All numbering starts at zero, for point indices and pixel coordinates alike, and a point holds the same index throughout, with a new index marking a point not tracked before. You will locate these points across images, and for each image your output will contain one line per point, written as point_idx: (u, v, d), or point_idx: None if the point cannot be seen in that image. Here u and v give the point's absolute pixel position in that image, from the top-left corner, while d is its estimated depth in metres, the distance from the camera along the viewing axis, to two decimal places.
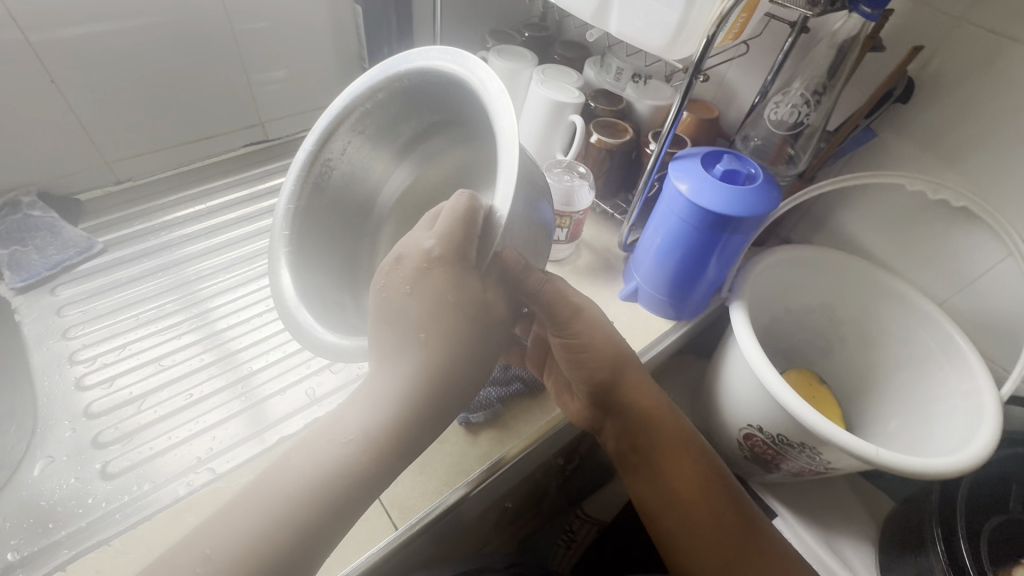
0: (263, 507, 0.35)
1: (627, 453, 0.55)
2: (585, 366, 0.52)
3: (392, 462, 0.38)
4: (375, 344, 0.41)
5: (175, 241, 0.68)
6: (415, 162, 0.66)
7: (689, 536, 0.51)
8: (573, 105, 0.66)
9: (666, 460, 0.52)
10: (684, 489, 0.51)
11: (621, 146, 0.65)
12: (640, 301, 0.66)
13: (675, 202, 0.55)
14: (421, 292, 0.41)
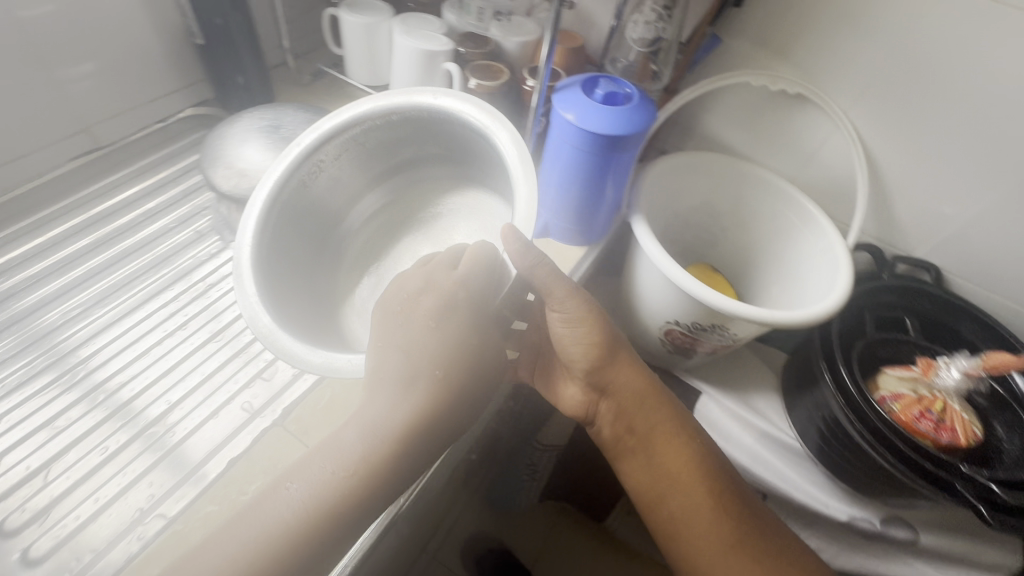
0: (265, 528, 0.37)
1: (618, 442, 0.57)
2: (585, 362, 0.53)
3: (375, 504, 0.41)
4: (377, 369, 0.43)
5: (20, 286, 0.57)
6: (384, 190, 0.67)
7: (680, 522, 0.54)
8: (444, 52, 0.64)
9: (657, 452, 0.55)
10: (675, 478, 0.54)
11: (501, 87, 0.65)
12: (552, 235, 0.69)
13: (567, 134, 0.57)
14: (432, 339, 0.46)
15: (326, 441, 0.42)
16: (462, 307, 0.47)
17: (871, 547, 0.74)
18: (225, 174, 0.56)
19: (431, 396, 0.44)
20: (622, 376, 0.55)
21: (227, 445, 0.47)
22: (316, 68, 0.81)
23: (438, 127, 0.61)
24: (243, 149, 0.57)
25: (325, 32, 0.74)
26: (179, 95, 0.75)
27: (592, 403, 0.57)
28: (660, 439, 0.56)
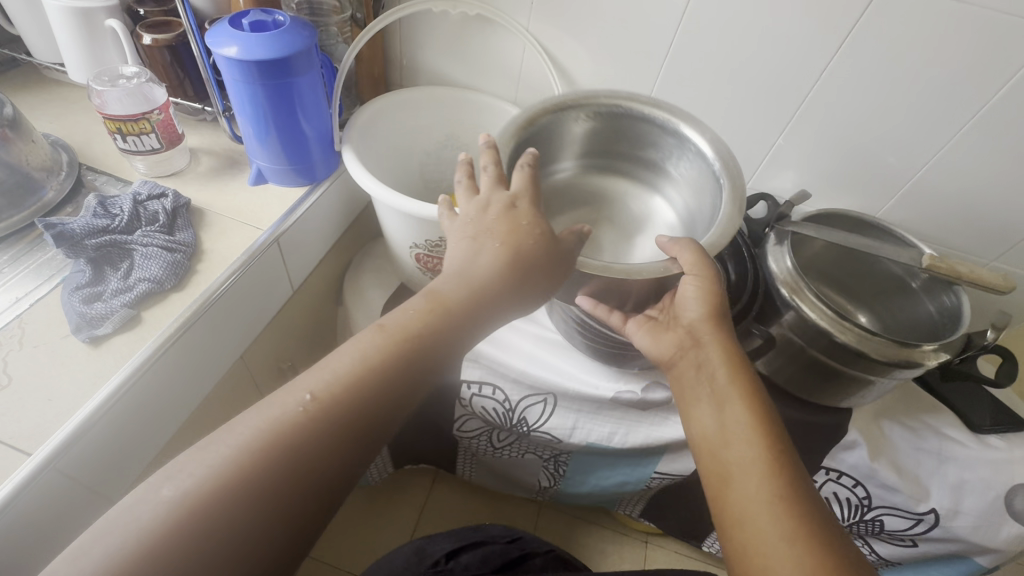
0: (272, 421, 0.34)
1: (688, 395, 0.51)
2: (697, 318, 0.54)
3: (379, 440, 0.38)
4: (465, 235, 0.46)
5: None
6: (583, 165, 0.77)
7: (731, 492, 0.44)
8: (103, 8, 0.62)
9: (729, 415, 0.48)
10: (734, 441, 0.46)
11: (179, 39, 0.64)
12: (271, 181, 0.69)
13: (226, 67, 0.58)
14: (489, 236, 0.45)
15: (391, 310, 0.41)
16: (523, 226, 0.46)
17: (645, 413, 0.83)
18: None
19: (491, 267, 0.44)
20: (707, 324, 0.53)
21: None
22: (6, 57, 0.75)
23: (629, 130, 0.71)
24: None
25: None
26: None
27: (677, 352, 0.54)
28: (741, 404, 0.48)
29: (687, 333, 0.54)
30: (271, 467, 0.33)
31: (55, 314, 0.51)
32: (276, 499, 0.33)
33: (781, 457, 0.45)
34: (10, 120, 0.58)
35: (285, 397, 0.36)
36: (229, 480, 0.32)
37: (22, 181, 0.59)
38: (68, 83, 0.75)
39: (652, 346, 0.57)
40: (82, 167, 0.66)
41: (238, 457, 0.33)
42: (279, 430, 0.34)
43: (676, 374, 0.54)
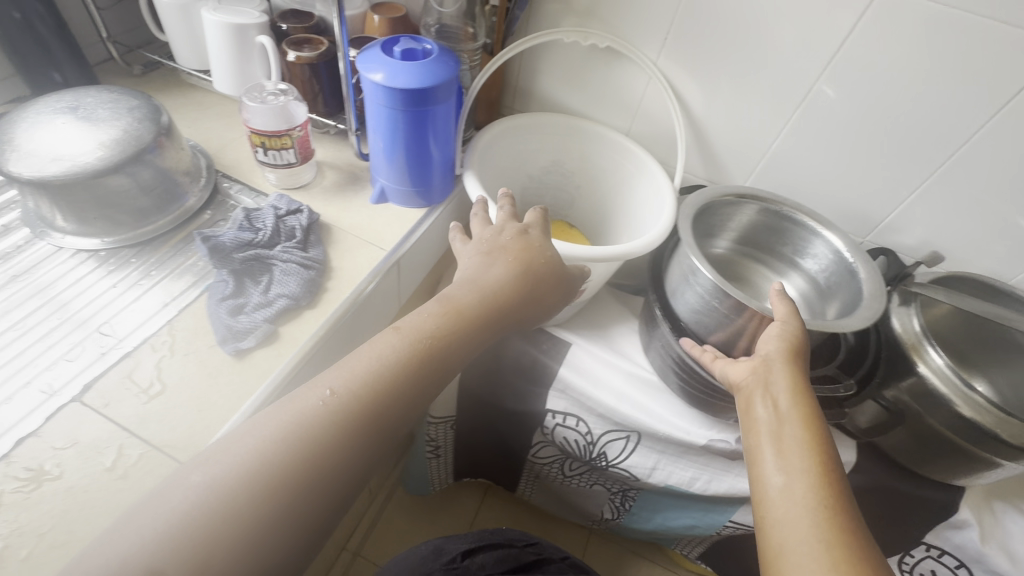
0: (292, 417, 0.38)
1: (754, 419, 0.49)
2: (775, 352, 0.52)
3: (393, 438, 0.42)
4: (479, 259, 0.54)
5: None
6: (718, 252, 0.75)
7: (779, 521, 0.41)
8: (256, 26, 0.64)
9: (787, 442, 0.45)
10: (789, 470, 0.43)
11: (320, 58, 0.66)
12: (392, 200, 0.70)
13: (374, 92, 0.59)
14: (504, 258, 0.54)
15: (409, 316, 0.47)
16: (534, 247, 0.56)
17: (734, 463, 0.80)
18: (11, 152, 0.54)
19: (500, 278, 0.52)
20: (778, 358, 0.52)
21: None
22: (148, 59, 0.79)
23: (771, 225, 0.69)
24: (30, 128, 0.56)
25: (144, 19, 0.72)
26: None
27: (758, 382, 0.52)
28: (802, 435, 0.45)
29: (762, 364, 0.53)
30: (302, 452, 0.37)
31: (201, 324, 0.53)
32: (309, 478, 0.37)
33: (840, 493, 0.42)
34: (156, 131, 0.60)
35: (310, 391, 0.40)
36: (264, 465, 0.36)
37: (170, 189, 0.62)
38: (203, 88, 0.78)
39: (732, 370, 0.57)
40: (219, 175, 0.69)
41: (260, 452, 0.36)
42: (309, 417, 0.38)
43: (744, 401, 0.52)
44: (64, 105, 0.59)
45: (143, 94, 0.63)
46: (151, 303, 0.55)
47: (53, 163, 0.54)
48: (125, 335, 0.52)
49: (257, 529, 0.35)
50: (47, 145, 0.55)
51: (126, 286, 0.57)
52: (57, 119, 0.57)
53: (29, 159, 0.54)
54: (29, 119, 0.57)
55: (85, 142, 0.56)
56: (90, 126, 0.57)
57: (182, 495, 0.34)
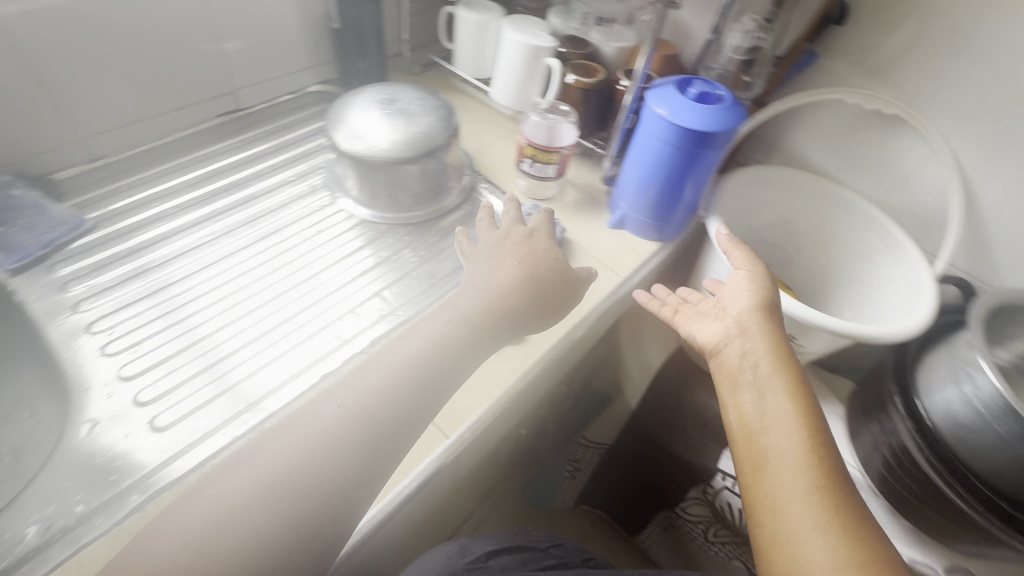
0: (283, 450, 0.38)
1: (737, 370, 0.51)
2: (765, 336, 0.52)
3: (402, 443, 0.42)
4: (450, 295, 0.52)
5: (165, 214, 0.65)
6: None
7: (789, 529, 0.40)
8: (548, 49, 0.70)
9: (774, 402, 0.47)
10: (781, 433, 0.45)
11: (595, 85, 0.70)
12: (627, 228, 0.71)
13: (658, 128, 0.61)
14: (529, 235, 0.59)
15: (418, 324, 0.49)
16: (542, 252, 0.56)
17: None
18: (339, 131, 0.64)
19: (517, 274, 0.53)
20: (753, 314, 0.54)
21: (199, 329, 0.54)
22: (427, 60, 0.88)
23: None
24: (354, 112, 0.65)
25: (441, 29, 0.81)
26: (308, 73, 0.84)
27: (721, 345, 0.54)
28: (788, 387, 0.48)
29: (735, 325, 0.54)
30: (325, 427, 0.39)
31: None
32: (344, 446, 0.39)
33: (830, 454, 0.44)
34: (448, 131, 0.67)
35: (312, 417, 0.40)
36: (303, 448, 0.38)
37: (441, 182, 0.70)
38: (467, 92, 0.86)
39: (699, 327, 0.57)
40: (477, 175, 0.75)
41: (274, 477, 0.36)
42: (318, 431, 0.39)
43: (719, 353, 0.54)
44: (378, 95, 0.67)
45: (441, 95, 0.71)
46: (421, 283, 0.62)
47: (371, 146, 0.63)
48: (401, 306, 0.59)
49: (308, 495, 0.37)
50: (368, 130, 0.63)
51: (399, 262, 0.64)
52: (375, 108, 0.65)
53: (354, 140, 0.63)
54: (353, 104, 0.66)
55: (396, 132, 0.64)
56: (400, 119, 0.65)
57: (239, 478, 0.37)
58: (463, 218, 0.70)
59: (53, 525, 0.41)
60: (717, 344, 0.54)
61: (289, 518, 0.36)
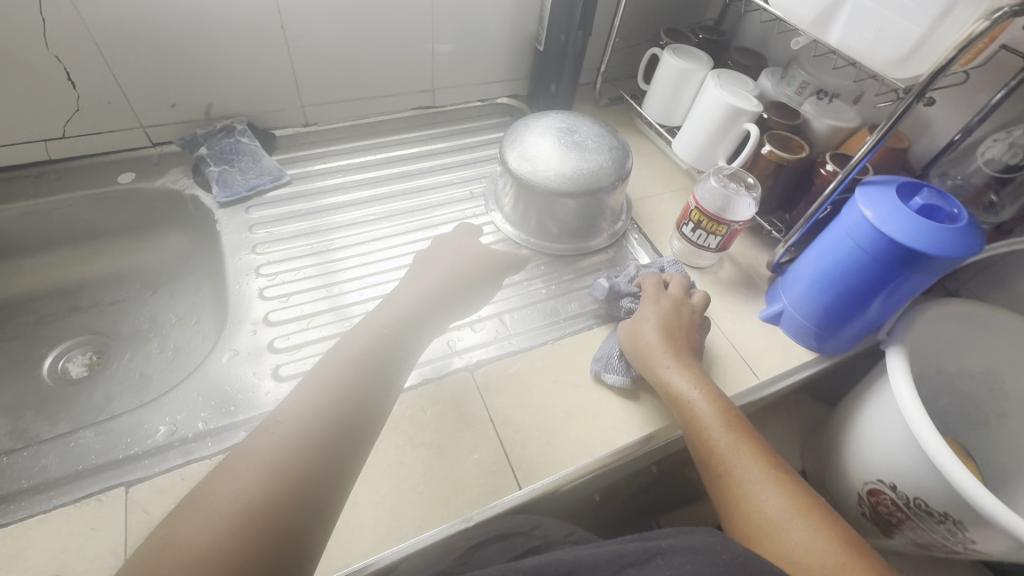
0: (263, 463, 0.34)
1: (681, 379, 0.50)
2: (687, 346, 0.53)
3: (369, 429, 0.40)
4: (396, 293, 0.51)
5: (345, 186, 0.72)
6: None
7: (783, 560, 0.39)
8: (750, 113, 0.63)
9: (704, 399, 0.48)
10: (719, 432, 0.46)
11: (793, 160, 0.62)
12: (782, 324, 0.63)
13: (860, 233, 0.52)
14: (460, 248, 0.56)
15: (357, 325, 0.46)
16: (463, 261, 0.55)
17: None
18: (512, 151, 0.65)
19: (450, 272, 0.53)
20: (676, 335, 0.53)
21: (338, 280, 0.61)
22: (617, 94, 0.87)
23: None
24: (532, 136, 0.65)
25: (640, 69, 0.80)
26: (501, 86, 0.87)
27: (664, 352, 0.51)
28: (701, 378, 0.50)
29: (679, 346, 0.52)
30: (306, 403, 0.37)
31: (575, 360, 0.56)
32: (334, 412, 0.37)
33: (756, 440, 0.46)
34: (619, 175, 0.65)
35: (265, 431, 0.36)
36: (293, 424, 0.36)
37: (595, 223, 0.68)
38: (648, 135, 0.83)
39: (637, 332, 0.54)
40: (632, 222, 0.72)
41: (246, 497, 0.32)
42: (265, 444, 0.35)
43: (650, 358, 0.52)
44: (558, 124, 0.67)
45: (620, 135, 0.69)
46: (544, 316, 0.60)
47: (540, 173, 0.63)
48: (518, 334, 0.58)
49: (307, 479, 0.34)
50: (540, 157, 0.64)
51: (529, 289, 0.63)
52: (553, 137, 0.65)
53: (525, 164, 0.63)
54: (533, 128, 0.66)
55: (567, 165, 0.63)
56: (574, 153, 0.64)
57: (228, 480, 0.33)
58: (604, 263, 0.68)
59: (175, 431, 0.46)
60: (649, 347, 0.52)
61: (293, 505, 0.33)
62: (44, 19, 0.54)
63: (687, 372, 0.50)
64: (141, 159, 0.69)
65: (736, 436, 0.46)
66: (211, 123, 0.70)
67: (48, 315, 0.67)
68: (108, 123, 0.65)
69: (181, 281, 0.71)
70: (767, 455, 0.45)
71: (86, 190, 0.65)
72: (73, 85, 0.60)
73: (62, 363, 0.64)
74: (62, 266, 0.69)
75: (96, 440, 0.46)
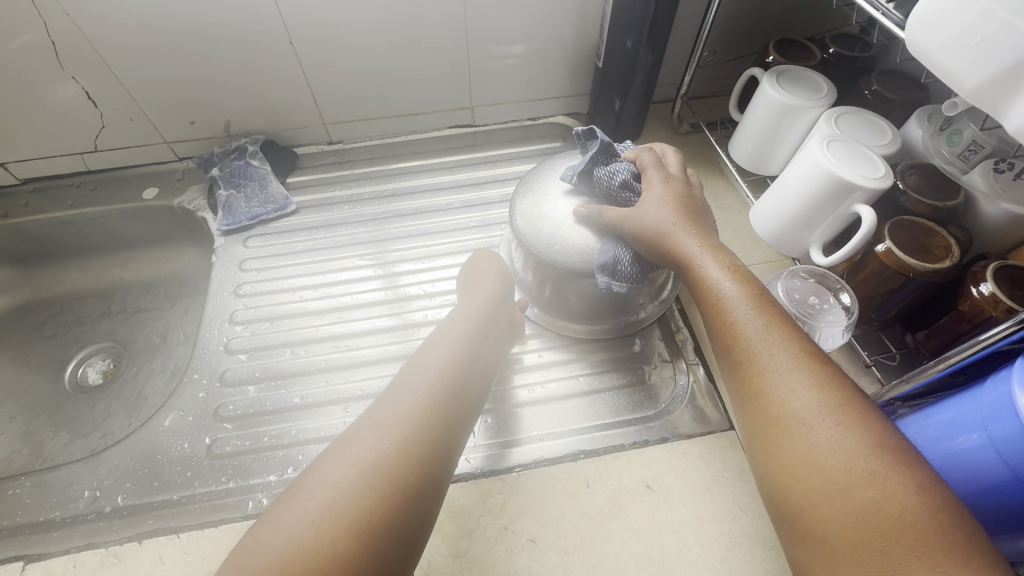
0: (361, 471, 0.34)
1: (761, 367, 0.34)
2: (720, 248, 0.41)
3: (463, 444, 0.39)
4: (466, 300, 0.49)
5: (353, 218, 0.65)
6: None
7: None
8: (867, 191, 0.43)
9: (787, 385, 0.33)
10: (775, 426, 0.32)
11: (929, 274, 0.41)
12: None
13: (1008, 437, 0.32)
14: (487, 275, 0.52)
15: (431, 342, 0.44)
16: (489, 278, 0.51)
17: None
18: (524, 212, 0.49)
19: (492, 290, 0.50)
20: (717, 252, 0.40)
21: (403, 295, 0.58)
22: (699, 121, 0.68)
23: None
24: (552, 192, 0.49)
25: (731, 95, 0.60)
26: (555, 103, 0.73)
27: (750, 298, 0.37)
28: (790, 346, 0.34)
29: (751, 290, 0.37)
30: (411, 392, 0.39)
31: (542, 502, 0.43)
32: (425, 425, 0.37)
33: (846, 379, 0.32)
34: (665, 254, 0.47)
35: (369, 439, 0.36)
36: (409, 408, 0.37)
37: (628, 306, 0.52)
38: (731, 182, 0.63)
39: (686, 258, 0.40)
40: (676, 305, 0.56)
41: (346, 507, 0.32)
42: (378, 458, 0.34)
43: (710, 323, 0.38)
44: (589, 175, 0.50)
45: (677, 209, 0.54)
46: (524, 425, 0.48)
47: (560, 247, 0.46)
48: (484, 447, 0.47)
49: (411, 491, 0.34)
50: (558, 226, 0.47)
51: (518, 382, 0.51)
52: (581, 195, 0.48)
53: (539, 233, 0.47)
54: (555, 179, 0.50)
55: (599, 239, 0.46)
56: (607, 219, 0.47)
57: (329, 474, 0.34)
58: (625, 358, 0.53)
59: (95, 500, 0.45)
60: (726, 326, 0.37)
61: (407, 512, 0.33)
62: (54, 44, 0.53)
63: (747, 334, 0.35)
64: (166, 174, 0.68)
65: (808, 444, 0.30)
66: (231, 140, 0.68)
67: (83, 316, 0.71)
68: (135, 140, 0.65)
69: (197, 297, 0.71)
70: (862, 474, 0.28)
71: (114, 204, 0.67)
72: (96, 105, 0.60)
73: (82, 368, 0.67)
74: (102, 270, 0.72)
75: (31, 492, 0.45)
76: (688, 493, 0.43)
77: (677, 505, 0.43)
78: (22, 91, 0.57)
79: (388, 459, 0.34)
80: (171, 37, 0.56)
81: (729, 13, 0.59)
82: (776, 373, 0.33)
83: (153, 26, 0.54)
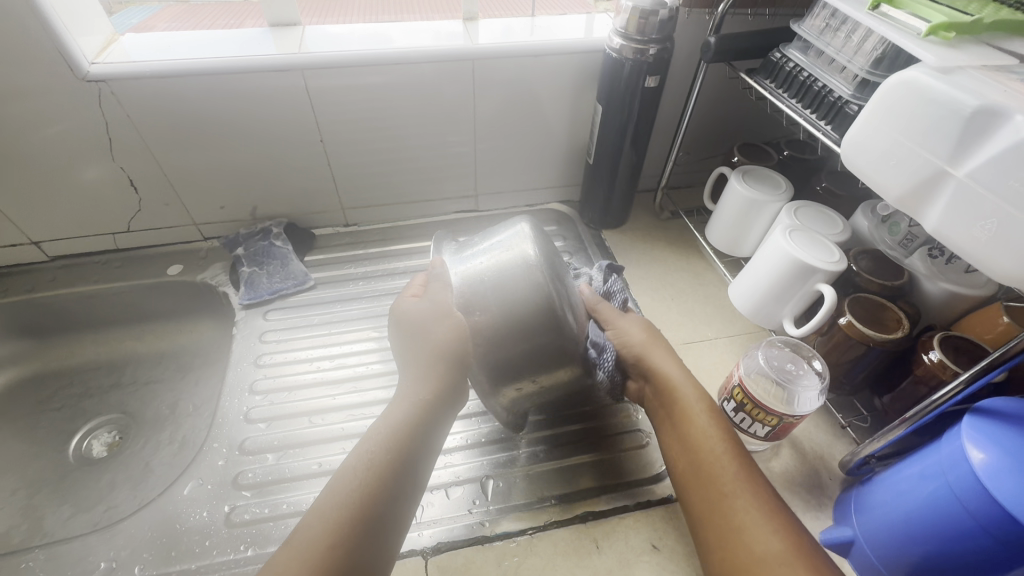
0: None
1: (739, 512, 0.38)
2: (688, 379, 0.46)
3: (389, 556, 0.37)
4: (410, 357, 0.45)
5: (365, 293, 0.70)
6: None
7: None
8: (826, 273, 0.50)
9: (764, 530, 0.37)
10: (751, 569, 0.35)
11: (885, 343, 0.47)
12: (851, 559, 0.46)
13: (969, 488, 0.36)
14: (418, 330, 0.46)
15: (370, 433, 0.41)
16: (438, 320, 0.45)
17: None
18: (465, 267, 0.48)
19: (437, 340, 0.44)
20: (693, 386, 0.46)
21: None
22: (678, 209, 0.77)
23: None
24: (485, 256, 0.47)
25: (705, 188, 0.69)
26: (550, 191, 0.82)
27: (727, 440, 0.42)
28: (762, 496, 0.39)
29: (726, 434, 0.43)
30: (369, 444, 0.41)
31: (555, 565, 0.45)
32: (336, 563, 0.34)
33: (802, 532, 0.37)
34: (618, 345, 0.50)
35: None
36: (357, 461, 0.39)
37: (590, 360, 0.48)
38: (709, 262, 0.71)
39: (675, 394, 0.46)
40: None
41: None
42: None
43: (688, 457, 0.42)
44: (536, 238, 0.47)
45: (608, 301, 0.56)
46: (533, 488, 0.51)
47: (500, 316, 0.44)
48: (495, 511, 0.49)
49: None
50: (502, 284, 0.44)
51: (526, 447, 0.54)
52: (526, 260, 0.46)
53: (478, 296, 0.45)
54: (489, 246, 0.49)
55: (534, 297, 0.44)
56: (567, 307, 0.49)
57: None
58: (608, 429, 0.55)
59: (112, 571, 0.45)
60: (707, 465, 0.41)
61: None
62: (110, 139, 0.60)
63: (729, 481, 0.40)
64: (191, 252, 0.73)
65: None
66: (256, 222, 0.74)
67: (92, 388, 0.72)
68: (166, 222, 0.71)
69: (209, 369, 0.74)
70: None
71: (139, 279, 0.71)
72: (137, 191, 0.66)
73: (88, 440, 0.68)
74: (116, 342, 0.75)
75: (45, 564, 0.46)
76: (694, 553, 0.46)
77: (682, 564, 0.45)
78: (63, 177, 0.63)
79: (346, 508, 0.36)
80: (215, 135, 0.63)
81: (699, 121, 0.69)
82: (755, 520, 0.37)
83: (201, 125, 0.61)
